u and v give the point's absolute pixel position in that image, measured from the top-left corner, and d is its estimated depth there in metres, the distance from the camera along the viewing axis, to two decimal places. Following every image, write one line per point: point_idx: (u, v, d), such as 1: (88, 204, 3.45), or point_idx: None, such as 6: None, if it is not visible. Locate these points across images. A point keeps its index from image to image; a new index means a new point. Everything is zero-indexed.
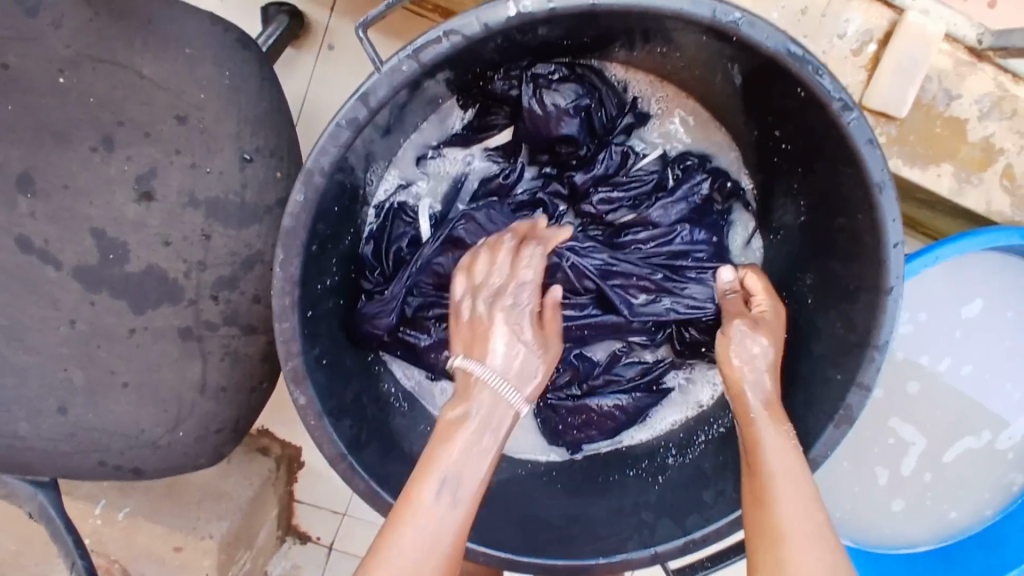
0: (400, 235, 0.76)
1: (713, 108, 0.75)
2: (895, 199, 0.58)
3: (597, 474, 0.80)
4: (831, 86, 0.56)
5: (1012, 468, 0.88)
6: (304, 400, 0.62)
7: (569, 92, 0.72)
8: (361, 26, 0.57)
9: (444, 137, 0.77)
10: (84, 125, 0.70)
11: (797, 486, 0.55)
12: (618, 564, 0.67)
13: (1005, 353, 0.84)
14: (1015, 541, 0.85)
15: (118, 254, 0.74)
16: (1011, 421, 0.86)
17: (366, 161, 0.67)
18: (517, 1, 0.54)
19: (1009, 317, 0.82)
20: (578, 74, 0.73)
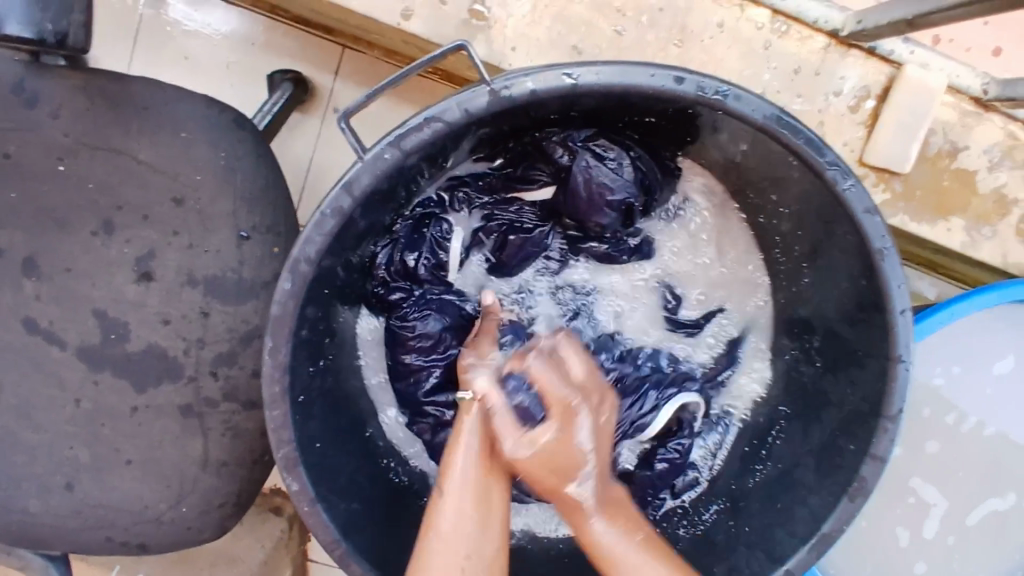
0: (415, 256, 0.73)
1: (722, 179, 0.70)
2: (900, 266, 0.55)
3: None
4: (827, 157, 0.54)
5: None
6: (297, 486, 0.60)
7: (613, 171, 0.68)
8: (342, 115, 0.56)
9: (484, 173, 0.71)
10: (85, 211, 0.72)
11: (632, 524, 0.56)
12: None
13: None
14: None
15: (119, 333, 0.75)
16: None
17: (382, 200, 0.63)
18: (496, 85, 0.52)
19: None
20: (627, 156, 0.68)
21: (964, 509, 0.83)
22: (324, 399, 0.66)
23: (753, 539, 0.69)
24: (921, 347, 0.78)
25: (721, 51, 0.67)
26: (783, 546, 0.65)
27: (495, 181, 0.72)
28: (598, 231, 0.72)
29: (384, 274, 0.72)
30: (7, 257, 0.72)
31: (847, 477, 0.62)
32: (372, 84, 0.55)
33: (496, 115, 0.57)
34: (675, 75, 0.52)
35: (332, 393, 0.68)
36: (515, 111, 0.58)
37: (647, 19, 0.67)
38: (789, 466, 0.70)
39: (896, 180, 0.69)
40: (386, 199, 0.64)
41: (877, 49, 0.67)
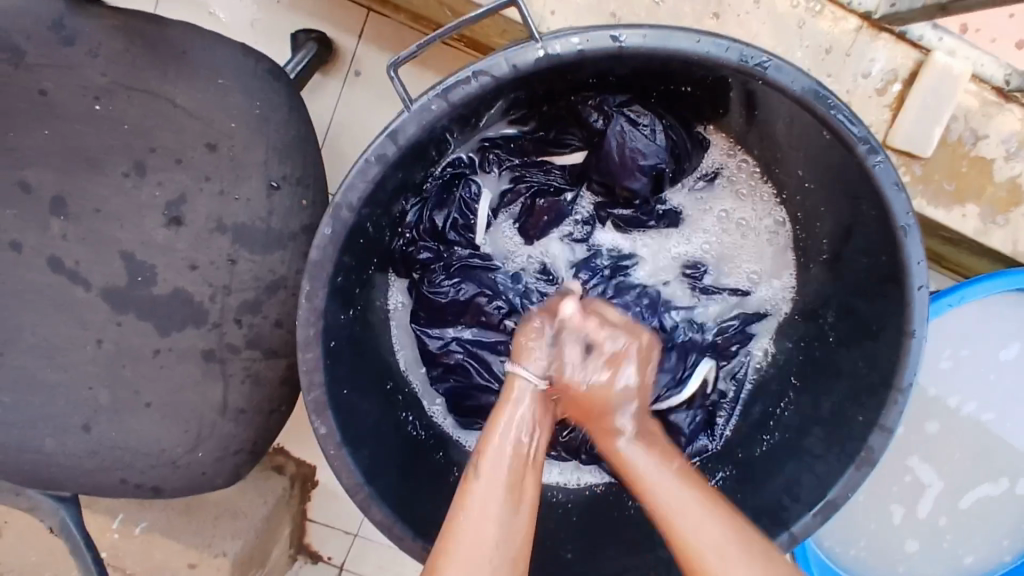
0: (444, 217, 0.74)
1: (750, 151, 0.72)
2: (920, 240, 0.57)
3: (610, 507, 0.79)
4: (858, 130, 0.56)
5: None
6: (325, 429, 0.61)
7: (646, 136, 0.70)
8: (391, 64, 0.57)
9: (518, 133, 0.72)
10: (118, 152, 0.72)
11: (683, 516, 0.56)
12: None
13: None
14: None
15: (146, 276, 0.75)
16: None
17: (420, 154, 0.64)
18: (546, 43, 0.54)
19: None
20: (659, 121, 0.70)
21: (957, 491, 0.86)
22: (352, 348, 0.67)
23: (758, 503, 0.72)
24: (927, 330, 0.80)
25: (756, 27, 0.69)
26: (788, 511, 0.68)
27: (527, 144, 0.73)
28: (626, 196, 0.74)
29: (412, 232, 0.73)
30: (38, 193, 0.73)
31: (855, 447, 0.65)
32: (421, 35, 0.56)
33: (539, 73, 0.59)
34: (719, 42, 0.53)
35: (359, 342, 0.69)
36: (557, 71, 0.59)
37: None
38: (796, 436, 0.73)
39: (916, 164, 0.71)
40: (425, 153, 0.65)
41: (908, 34, 0.68)
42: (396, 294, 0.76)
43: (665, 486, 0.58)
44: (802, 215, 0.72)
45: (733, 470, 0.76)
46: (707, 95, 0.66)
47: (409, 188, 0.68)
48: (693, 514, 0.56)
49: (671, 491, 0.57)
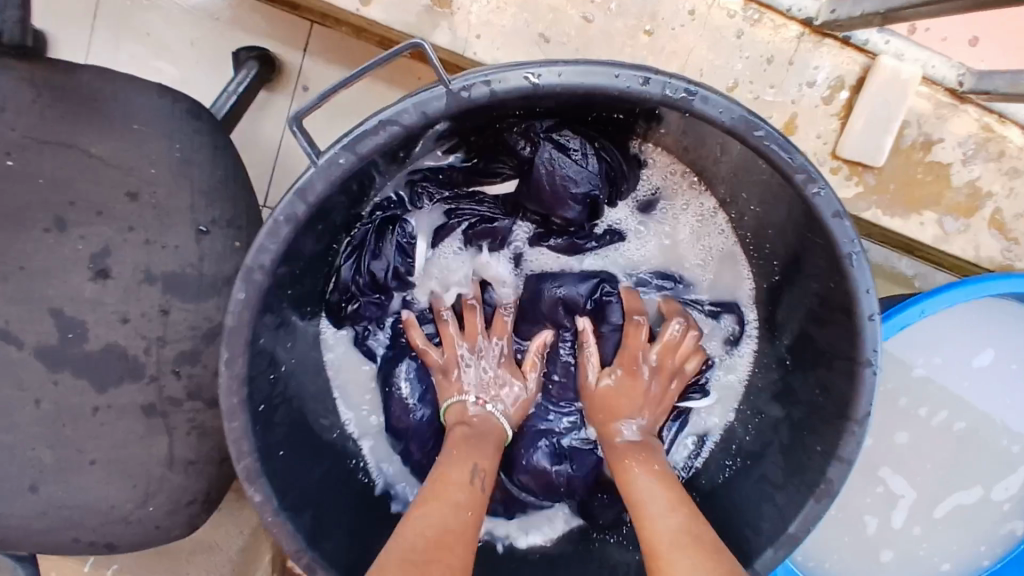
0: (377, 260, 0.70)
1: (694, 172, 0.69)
2: (867, 269, 0.55)
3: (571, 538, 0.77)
4: (797, 160, 0.52)
5: (1006, 521, 0.87)
6: (260, 496, 0.58)
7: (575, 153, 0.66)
8: (293, 116, 0.53)
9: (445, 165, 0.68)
10: (36, 208, 0.69)
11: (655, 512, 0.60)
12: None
13: (999, 410, 0.82)
14: None
15: (77, 333, 0.72)
16: (1001, 476, 0.85)
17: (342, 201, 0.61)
18: (453, 87, 0.50)
19: (1013, 370, 0.81)
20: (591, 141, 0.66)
21: (930, 500, 0.85)
22: (287, 403, 0.65)
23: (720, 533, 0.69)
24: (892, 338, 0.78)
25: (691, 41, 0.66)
26: (749, 544, 0.65)
27: (455, 174, 0.69)
28: (562, 224, 0.70)
29: (345, 280, 0.70)
30: None
31: (814, 477, 0.62)
32: (325, 85, 0.52)
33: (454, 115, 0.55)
34: (640, 76, 0.50)
35: (294, 395, 0.66)
36: (476, 111, 0.56)
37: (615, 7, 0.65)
38: (758, 462, 0.70)
39: (869, 174, 0.68)
40: (349, 198, 0.62)
41: (852, 38, 0.65)
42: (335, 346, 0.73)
43: (653, 509, 0.60)
44: (752, 236, 0.69)
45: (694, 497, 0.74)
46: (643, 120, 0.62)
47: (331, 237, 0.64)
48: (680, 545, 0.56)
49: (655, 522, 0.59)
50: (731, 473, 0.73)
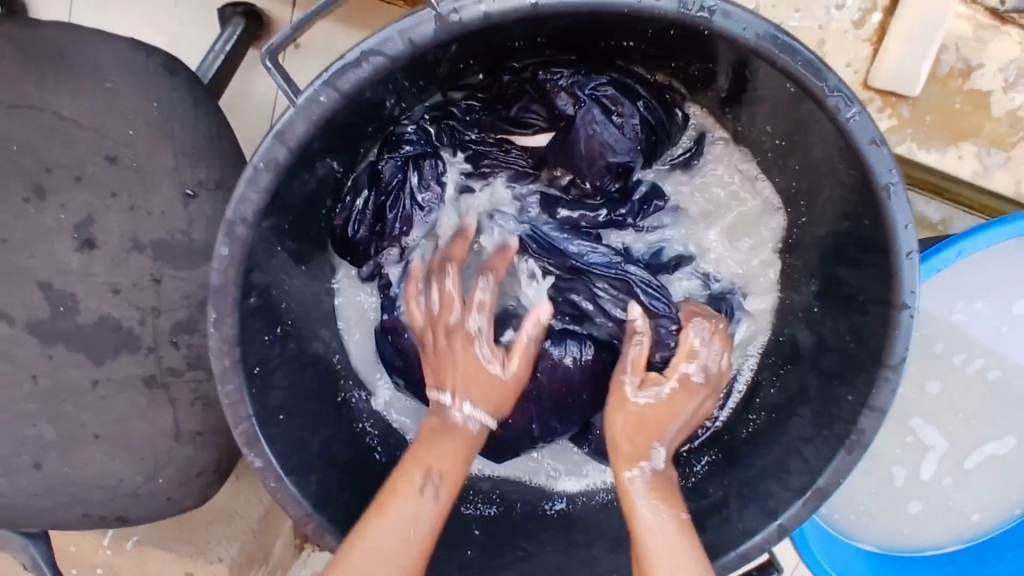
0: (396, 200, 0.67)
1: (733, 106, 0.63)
2: (907, 202, 0.49)
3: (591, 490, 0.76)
4: (831, 85, 0.47)
5: None
6: (261, 463, 0.56)
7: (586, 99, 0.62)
8: (267, 52, 0.49)
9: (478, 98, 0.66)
10: (12, 175, 0.65)
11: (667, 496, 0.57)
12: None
13: None
14: None
15: (67, 305, 0.70)
16: None
17: (326, 148, 0.56)
18: (440, 10, 0.45)
19: None
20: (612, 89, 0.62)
21: (961, 451, 0.82)
22: (286, 368, 0.62)
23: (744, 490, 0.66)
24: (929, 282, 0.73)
25: None
26: (774, 500, 0.62)
27: (485, 119, 0.67)
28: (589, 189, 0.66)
29: (357, 218, 0.67)
30: None
31: (842, 427, 0.59)
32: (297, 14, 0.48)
33: (438, 48, 0.50)
34: None
35: (292, 359, 0.63)
36: (480, 36, 0.52)
37: None
38: (782, 417, 0.67)
39: (904, 105, 0.62)
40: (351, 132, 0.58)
41: None
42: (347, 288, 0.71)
43: (651, 524, 0.54)
44: (785, 178, 0.64)
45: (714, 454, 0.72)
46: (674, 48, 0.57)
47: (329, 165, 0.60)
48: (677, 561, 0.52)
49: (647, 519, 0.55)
50: (752, 431, 0.70)
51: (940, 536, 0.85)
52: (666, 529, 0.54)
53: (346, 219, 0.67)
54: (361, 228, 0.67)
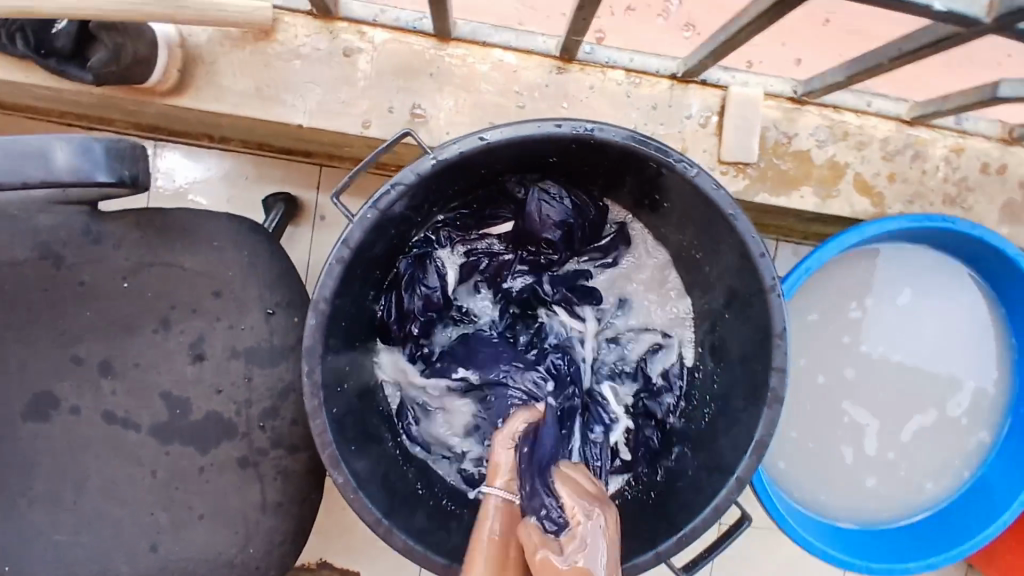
0: (416, 290, 0.92)
1: (613, 187, 0.90)
2: (747, 221, 0.75)
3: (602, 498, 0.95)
4: (685, 163, 0.75)
5: (971, 431, 1.02)
6: (342, 478, 0.76)
7: (562, 203, 0.91)
8: (335, 191, 0.76)
9: (463, 211, 0.93)
10: (145, 315, 0.91)
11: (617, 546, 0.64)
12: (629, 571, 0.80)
13: (923, 340, 1.01)
14: (987, 498, 0.98)
15: (182, 407, 0.93)
16: (947, 393, 1.02)
17: (379, 250, 0.83)
18: (433, 153, 0.73)
19: (931, 306, 1.01)
20: (584, 199, 0.92)
21: (894, 425, 1.00)
22: (353, 415, 0.83)
23: (707, 462, 0.87)
24: (813, 284, 0.98)
25: (600, 103, 0.90)
26: (730, 460, 0.82)
27: (467, 220, 0.94)
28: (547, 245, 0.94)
29: (390, 309, 0.91)
30: (88, 362, 0.91)
31: (762, 391, 0.81)
32: (347, 171, 0.75)
33: (428, 179, 0.78)
34: (553, 122, 0.72)
35: (359, 410, 0.86)
36: (447, 170, 0.79)
37: (538, 93, 0.89)
38: (725, 399, 0.88)
39: (748, 167, 0.91)
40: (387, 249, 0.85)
41: (707, 80, 0.90)
42: (385, 363, 0.93)
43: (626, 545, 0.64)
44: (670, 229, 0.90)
45: (681, 450, 0.93)
46: (580, 168, 0.87)
47: (376, 279, 0.87)
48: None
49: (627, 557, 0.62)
50: (710, 416, 0.90)
51: (903, 507, 1.02)
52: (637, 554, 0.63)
53: (382, 304, 0.91)
54: (392, 312, 0.91)
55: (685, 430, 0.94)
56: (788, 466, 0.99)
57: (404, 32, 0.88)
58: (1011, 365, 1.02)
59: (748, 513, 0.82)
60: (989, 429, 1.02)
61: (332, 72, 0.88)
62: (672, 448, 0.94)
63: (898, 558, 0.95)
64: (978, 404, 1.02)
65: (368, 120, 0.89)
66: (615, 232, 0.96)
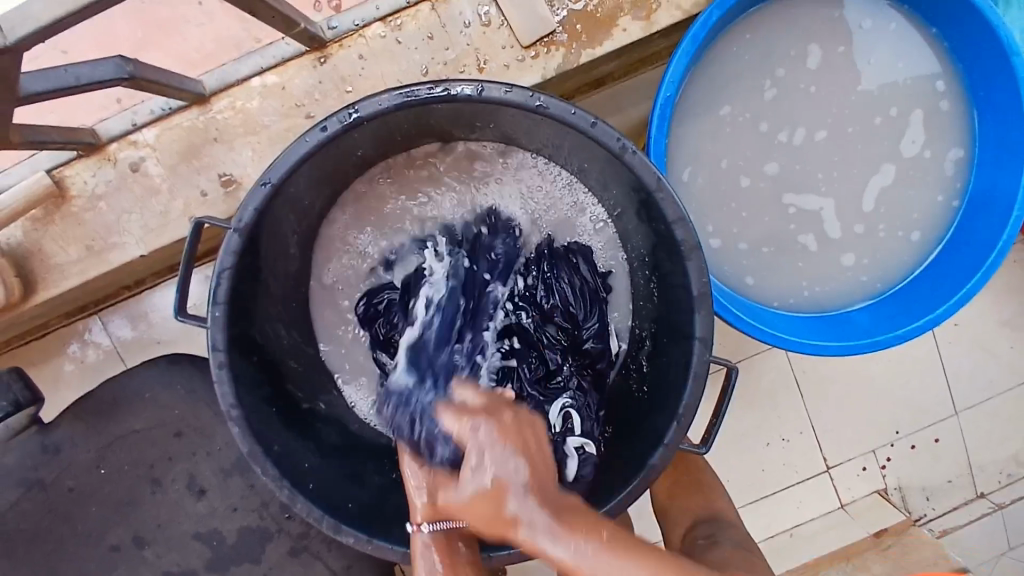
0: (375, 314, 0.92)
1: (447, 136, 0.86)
2: (556, 100, 0.69)
3: (610, 409, 0.90)
4: (462, 86, 0.71)
5: (939, 158, 0.95)
6: (352, 537, 0.75)
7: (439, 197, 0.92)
8: (178, 313, 0.75)
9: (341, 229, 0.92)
10: (138, 483, 0.96)
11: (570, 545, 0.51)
12: (650, 475, 0.75)
13: (838, 89, 0.91)
14: (986, 208, 0.92)
15: (216, 535, 0.96)
16: (897, 128, 0.93)
17: (265, 328, 0.83)
18: (233, 224, 0.71)
19: (828, 51, 0.91)
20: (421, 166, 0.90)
21: (849, 194, 0.94)
22: (336, 476, 0.84)
23: (668, 339, 0.82)
24: (694, 99, 0.89)
25: (377, 64, 0.83)
26: (685, 323, 0.77)
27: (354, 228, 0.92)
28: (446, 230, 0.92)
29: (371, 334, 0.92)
30: (121, 545, 0.96)
31: (677, 248, 0.74)
32: (179, 262, 0.73)
33: (259, 247, 0.76)
34: (318, 129, 0.70)
35: (342, 469, 0.86)
36: (273, 225, 0.77)
37: (317, 94, 0.84)
38: (656, 268, 0.82)
39: (554, 35, 0.83)
40: (277, 316, 0.85)
41: None
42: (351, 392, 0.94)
43: (555, 542, 0.51)
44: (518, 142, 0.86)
45: (647, 337, 0.88)
46: (398, 140, 0.83)
47: (290, 348, 0.89)
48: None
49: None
50: (657, 290, 0.84)
51: (903, 261, 0.96)
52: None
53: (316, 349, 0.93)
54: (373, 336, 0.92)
55: (643, 315, 0.89)
56: (766, 282, 0.94)
57: (167, 118, 0.85)
58: (946, 56, 0.92)
59: (732, 364, 0.78)
60: (957, 141, 0.94)
61: (135, 192, 0.86)
62: (642, 333, 0.89)
63: (921, 310, 0.91)
64: (934, 124, 0.94)
65: (190, 215, 0.87)
66: (478, 161, 0.90)
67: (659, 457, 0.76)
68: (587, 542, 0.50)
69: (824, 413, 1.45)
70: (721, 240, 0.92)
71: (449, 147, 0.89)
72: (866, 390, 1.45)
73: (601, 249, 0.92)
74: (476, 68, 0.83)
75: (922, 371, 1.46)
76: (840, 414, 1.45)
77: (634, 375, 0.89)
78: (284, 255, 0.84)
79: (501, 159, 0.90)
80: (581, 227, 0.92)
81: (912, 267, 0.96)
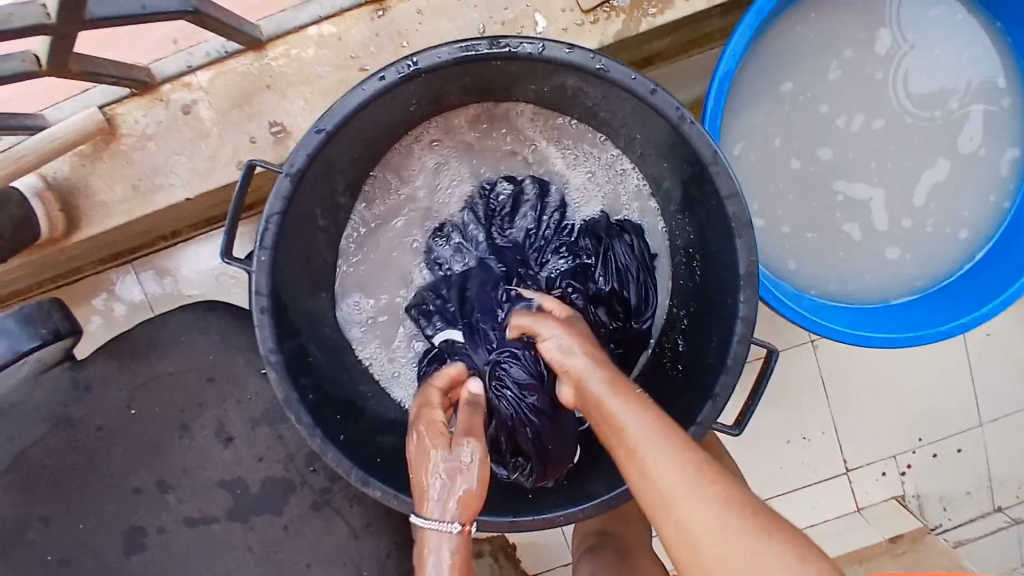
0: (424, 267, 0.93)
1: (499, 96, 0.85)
2: (619, 64, 0.68)
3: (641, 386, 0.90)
4: (524, 43, 0.70)
5: (995, 158, 0.93)
6: (380, 491, 0.75)
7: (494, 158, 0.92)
8: (224, 254, 0.75)
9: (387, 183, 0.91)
10: (168, 427, 0.97)
11: (654, 443, 0.52)
12: None
13: (896, 77, 0.90)
14: None
15: (239, 484, 0.97)
16: (952, 123, 0.92)
17: (306, 277, 0.83)
18: (285, 168, 0.70)
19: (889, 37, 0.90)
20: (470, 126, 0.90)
21: (899, 186, 0.92)
22: (365, 431, 0.84)
23: (710, 317, 0.81)
24: (750, 77, 0.88)
25: (434, 20, 0.83)
26: (729, 300, 0.76)
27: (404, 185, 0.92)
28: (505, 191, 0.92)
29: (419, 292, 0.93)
30: (146, 487, 0.97)
31: (727, 224, 0.73)
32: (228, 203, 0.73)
33: (307, 194, 0.76)
34: (375, 79, 0.69)
35: (371, 425, 0.86)
36: (322, 173, 0.77)
37: (373, 47, 0.84)
38: (702, 245, 0.82)
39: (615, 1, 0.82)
40: (318, 266, 0.85)
41: None
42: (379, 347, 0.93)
43: (650, 444, 0.52)
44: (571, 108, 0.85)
45: (686, 315, 0.87)
46: (450, 98, 0.83)
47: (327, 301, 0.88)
48: (696, 482, 0.49)
49: (661, 461, 0.51)
50: (701, 269, 0.83)
51: (948, 259, 0.95)
52: (655, 433, 0.53)
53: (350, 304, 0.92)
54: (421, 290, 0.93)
55: (684, 292, 0.88)
56: (808, 268, 0.92)
57: (222, 62, 0.85)
58: (1009, 52, 0.90)
59: (773, 346, 0.77)
60: (1015, 142, 0.92)
61: (185, 135, 0.86)
62: (681, 311, 0.88)
63: (965, 308, 0.89)
64: (993, 121, 0.92)
65: (238, 161, 0.87)
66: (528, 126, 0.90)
67: (694, 434, 0.75)
68: (668, 446, 0.52)
69: (848, 414, 1.43)
70: (765, 221, 0.91)
71: (501, 109, 0.89)
72: (892, 393, 1.43)
73: (644, 224, 0.91)
74: (534, 31, 0.83)
75: (949, 379, 1.44)
76: (864, 416, 1.43)
77: (669, 354, 0.88)
78: (330, 205, 0.84)
79: (552, 125, 0.89)
80: (626, 199, 0.91)
81: (958, 266, 0.95)
